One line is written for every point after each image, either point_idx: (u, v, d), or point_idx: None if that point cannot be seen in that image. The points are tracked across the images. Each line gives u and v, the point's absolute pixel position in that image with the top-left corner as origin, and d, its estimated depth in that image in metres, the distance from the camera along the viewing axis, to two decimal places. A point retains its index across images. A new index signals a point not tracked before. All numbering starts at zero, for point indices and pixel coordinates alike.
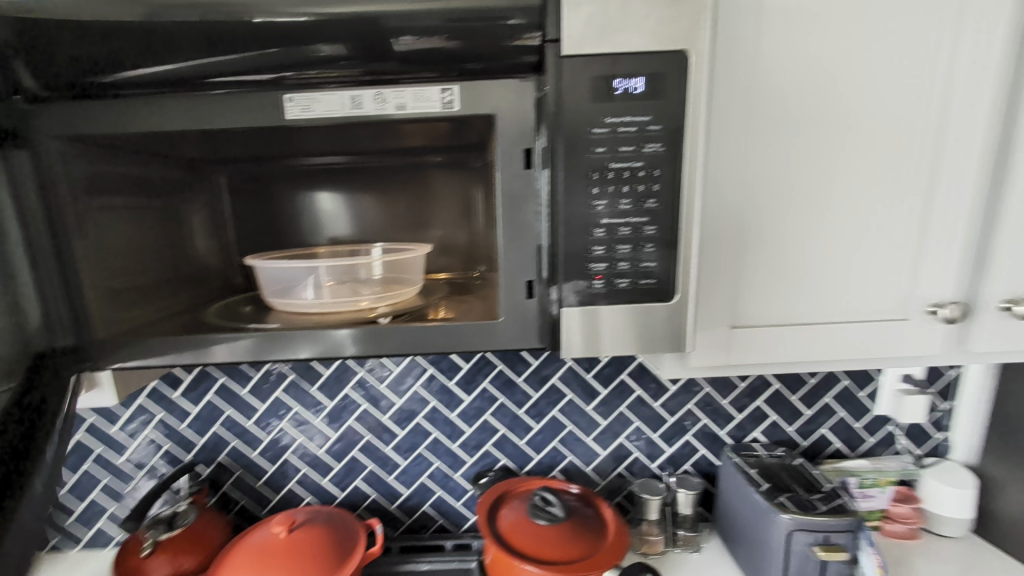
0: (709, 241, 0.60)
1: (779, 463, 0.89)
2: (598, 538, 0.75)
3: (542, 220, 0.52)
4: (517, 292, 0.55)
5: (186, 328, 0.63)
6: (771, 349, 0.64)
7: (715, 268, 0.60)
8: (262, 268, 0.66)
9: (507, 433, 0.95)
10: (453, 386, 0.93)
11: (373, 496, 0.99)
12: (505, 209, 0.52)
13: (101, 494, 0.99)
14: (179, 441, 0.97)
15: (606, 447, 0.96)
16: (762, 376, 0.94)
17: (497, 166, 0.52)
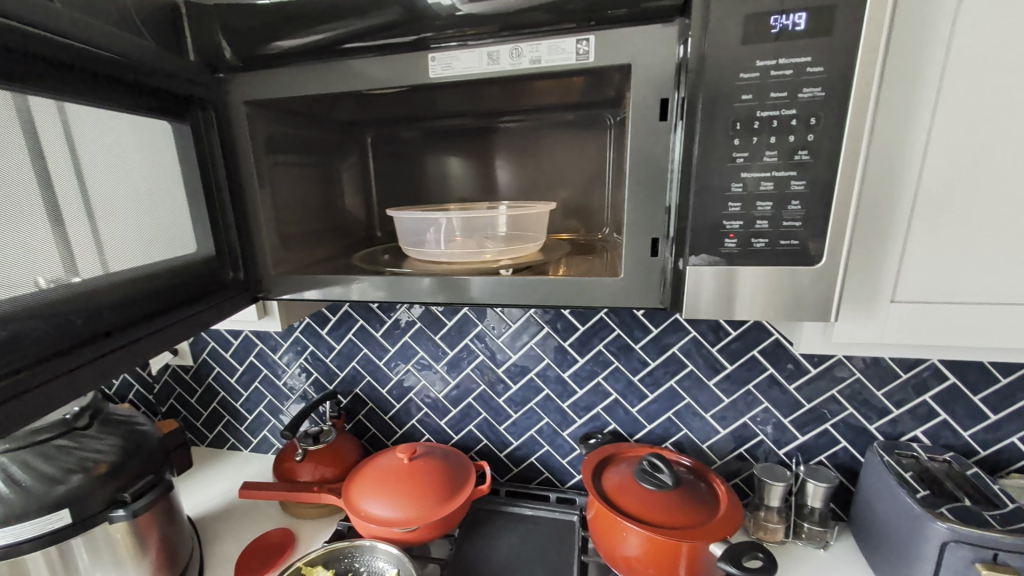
0: (882, 193, 0.48)
1: (945, 470, 0.77)
2: (707, 511, 0.73)
3: (675, 175, 0.50)
4: (642, 248, 0.54)
5: (331, 270, 0.72)
6: (951, 334, 0.50)
7: (887, 227, 0.49)
8: (399, 218, 0.72)
9: (619, 399, 0.96)
10: (567, 346, 0.95)
11: (485, 442, 1.06)
12: (635, 163, 0.51)
13: (267, 408, 1.18)
14: (325, 372, 1.11)
15: (726, 426, 0.92)
16: (933, 369, 0.81)
17: (630, 119, 0.51)
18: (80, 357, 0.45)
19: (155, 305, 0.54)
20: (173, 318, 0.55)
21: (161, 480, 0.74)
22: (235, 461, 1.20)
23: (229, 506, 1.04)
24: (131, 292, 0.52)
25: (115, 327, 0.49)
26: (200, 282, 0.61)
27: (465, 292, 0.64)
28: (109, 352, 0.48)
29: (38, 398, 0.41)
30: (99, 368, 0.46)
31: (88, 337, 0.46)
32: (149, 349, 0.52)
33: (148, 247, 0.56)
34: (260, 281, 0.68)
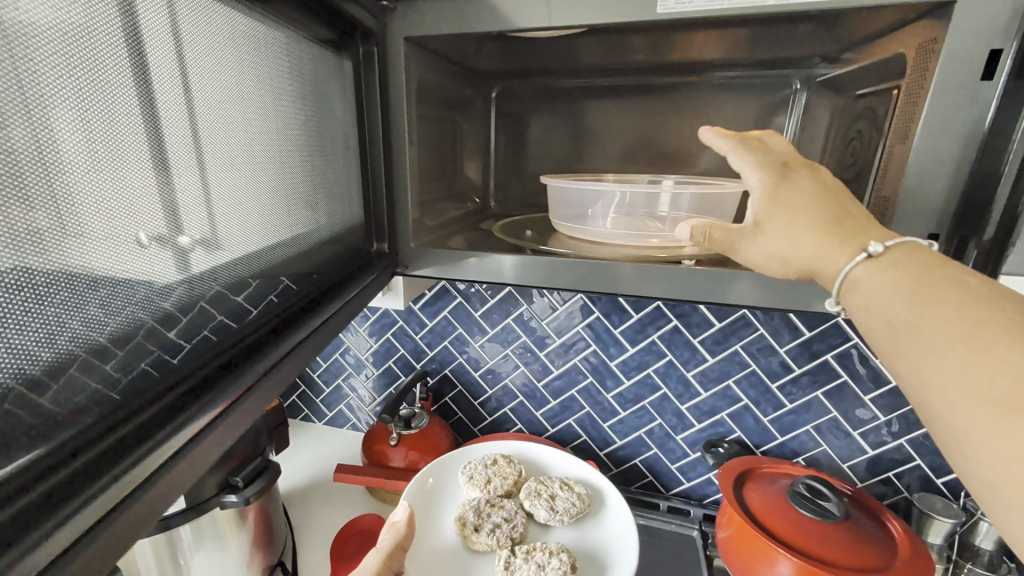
0: None
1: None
2: (884, 552, 0.63)
3: (986, 153, 0.39)
4: (912, 246, 0.42)
5: (467, 245, 0.62)
6: None
7: None
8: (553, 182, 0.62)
9: (750, 406, 0.85)
10: (697, 344, 0.85)
11: (584, 438, 0.97)
12: (926, 137, 0.40)
13: (345, 381, 1.11)
14: (413, 349, 1.04)
15: (875, 447, 0.81)
16: None
17: (929, 79, 0.39)
18: (248, 376, 0.38)
19: (292, 294, 0.45)
20: (327, 313, 0.48)
21: (270, 464, 0.68)
22: (311, 434, 1.15)
23: (312, 484, 0.99)
24: (260, 276, 0.42)
25: (263, 329, 0.42)
26: (328, 262, 0.51)
27: (644, 284, 0.54)
28: (248, 386, 0.38)
29: (201, 449, 0.33)
30: (274, 383, 0.40)
31: (246, 348, 0.40)
32: (288, 370, 0.42)
33: (274, 211, 0.44)
34: (399, 251, 0.60)
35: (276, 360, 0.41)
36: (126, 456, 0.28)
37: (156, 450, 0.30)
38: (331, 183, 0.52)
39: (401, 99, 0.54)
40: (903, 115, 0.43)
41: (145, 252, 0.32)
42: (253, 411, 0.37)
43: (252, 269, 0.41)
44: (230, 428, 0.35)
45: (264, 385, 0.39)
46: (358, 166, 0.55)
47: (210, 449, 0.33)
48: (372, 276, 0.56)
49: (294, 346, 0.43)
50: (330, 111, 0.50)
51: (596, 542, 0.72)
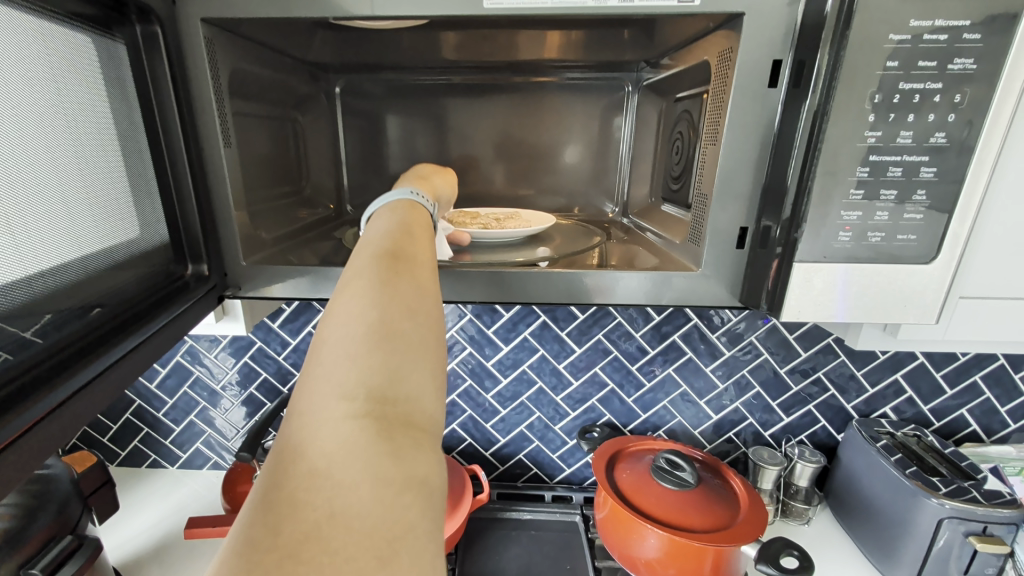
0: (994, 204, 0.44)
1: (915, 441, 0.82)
2: (730, 508, 0.71)
3: (778, 153, 0.44)
4: (728, 240, 0.47)
5: (315, 257, 0.57)
6: (1002, 330, 0.49)
7: (987, 236, 0.45)
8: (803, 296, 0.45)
9: (616, 389, 0.90)
10: (565, 336, 0.87)
11: (469, 441, 0.95)
12: (733, 135, 0.44)
13: (199, 416, 0.96)
14: (276, 372, 0.92)
15: (718, 412, 0.90)
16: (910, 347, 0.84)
17: (730, 82, 0.43)
18: (8, 428, 0.27)
19: (91, 322, 0.36)
20: (140, 335, 0.40)
21: (85, 540, 0.58)
22: (160, 482, 0.98)
23: (162, 545, 0.84)
24: (48, 307, 0.33)
25: (53, 360, 0.32)
26: (139, 283, 0.43)
27: (502, 290, 0.52)
28: (41, 416, 0.29)
29: None
30: (55, 429, 0.30)
31: (24, 383, 0.30)
32: (95, 406, 0.34)
33: (51, 231, 0.35)
34: (228, 272, 0.53)
35: (77, 390, 0.33)
36: None
37: None
38: (123, 188, 0.42)
39: (208, 99, 0.48)
40: (712, 116, 0.47)
41: None
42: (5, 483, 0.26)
43: (29, 296, 0.32)
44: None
45: (25, 446, 0.28)
46: (152, 165, 0.45)
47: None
48: (192, 298, 0.47)
49: (96, 375, 0.34)
50: (110, 98, 0.41)
51: (472, 240, 0.59)
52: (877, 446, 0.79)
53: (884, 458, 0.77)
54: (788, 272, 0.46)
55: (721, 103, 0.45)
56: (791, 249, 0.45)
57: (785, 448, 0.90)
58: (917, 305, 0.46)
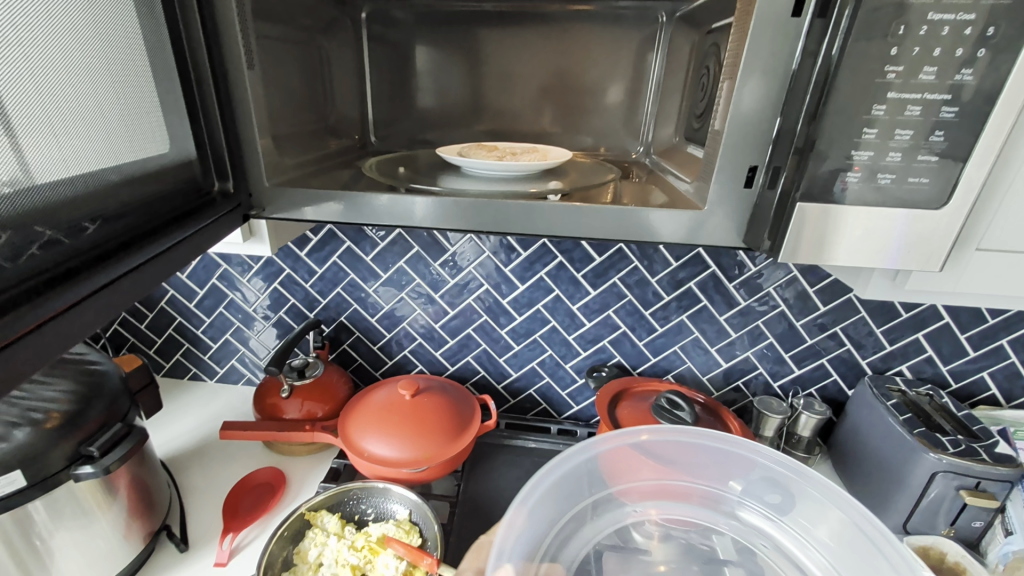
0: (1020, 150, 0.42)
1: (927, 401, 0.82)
2: None
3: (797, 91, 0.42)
4: (737, 178, 0.47)
5: (334, 182, 0.59)
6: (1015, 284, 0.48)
7: (1007, 184, 0.44)
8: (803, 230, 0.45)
9: (628, 332, 0.92)
10: (581, 278, 0.88)
11: (482, 374, 0.99)
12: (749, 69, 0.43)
13: (234, 336, 1.03)
14: (305, 298, 0.95)
15: (728, 360, 0.92)
16: (934, 307, 0.82)
17: (753, 9, 0.42)
18: (49, 304, 0.32)
19: (126, 222, 0.40)
20: (165, 243, 0.43)
21: (134, 429, 0.65)
22: (200, 393, 1.06)
23: (200, 446, 0.94)
24: (91, 207, 0.37)
25: (92, 251, 0.36)
26: (172, 193, 0.46)
27: (510, 220, 0.53)
28: (79, 296, 0.34)
29: (20, 352, 0.30)
30: (90, 310, 0.35)
31: (62, 271, 0.34)
32: (130, 294, 0.39)
33: (85, 140, 0.37)
34: (252, 192, 0.56)
35: (113, 277, 0.37)
36: None
37: None
38: (156, 109, 0.45)
39: (229, 19, 0.48)
40: (735, 48, 0.45)
41: None
42: (49, 349, 0.31)
43: (69, 197, 0.36)
44: (35, 350, 0.30)
45: (65, 321, 0.33)
46: (179, 83, 0.47)
47: (28, 356, 0.30)
48: (220, 212, 0.51)
49: (125, 273, 0.38)
50: (143, 23, 0.43)
51: (487, 174, 0.60)
52: (885, 403, 0.80)
53: (892, 416, 0.77)
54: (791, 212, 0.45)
55: (743, 35, 0.43)
56: (795, 189, 0.44)
57: (792, 399, 0.91)
58: (924, 252, 0.46)
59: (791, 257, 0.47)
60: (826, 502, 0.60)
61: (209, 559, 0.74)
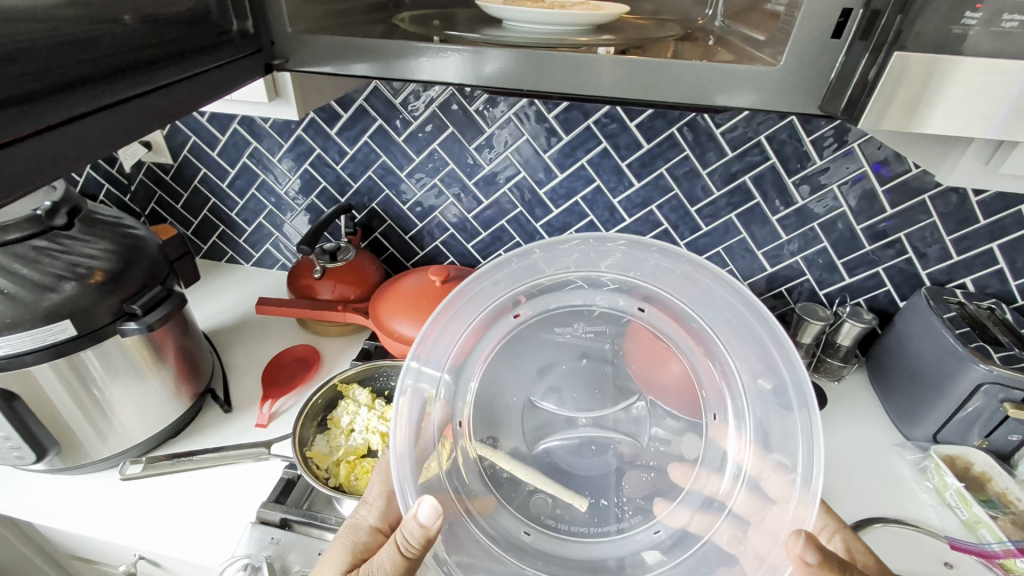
0: None
1: (986, 315, 0.77)
2: None
3: None
4: (825, 25, 0.41)
5: (363, 33, 0.54)
6: None
7: None
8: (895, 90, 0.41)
9: (669, 230, 0.87)
10: (625, 169, 0.82)
11: None
12: None
13: (268, 219, 1.03)
14: (337, 181, 0.93)
15: (774, 264, 0.87)
16: (1018, 214, 0.74)
17: None
18: (52, 112, 0.31)
19: (134, 44, 0.38)
20: (180, 73, 0.41)
21: (172, 292, 0.68)
22: (238, 274, 1.09)
23: (241, 321, 0.97)
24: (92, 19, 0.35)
25: (100, 66, 0.35)
26: (187, 22, 0.43)
27: (555, 78, 0.48)
28: (84, 112, 0.33)
29: (24, 156, 0.29)
30: (95, 127, 0.34)
31: (69, 79, 0.32)
32: (140, 120, 0.37)
33: None
34: (275, 40, 0.51)
35: (120, 99, 0.36)
36: None
37: None
38: None
39: None
40: None
41: None
42: (54, 159, 0.31)
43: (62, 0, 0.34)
44: (40, 158, 0.30)
45: (68, 134, 0.32)
46: None
47: (34, 163, 0.30)
48: (241, 55, 0.48)
49: (134, 96, 0.37)
50: None
51: (533, 29, 0.54)
52: (940, 315, 0.75)
53: (946, 329, 0.72)
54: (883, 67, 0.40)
55: None
56: (892, 38, 0.39)
57: (837, 308, 0.87)
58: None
59: (871, 123, 0.43)
60: (795, 417, 0.48)
61: (252, 420, 0.79)
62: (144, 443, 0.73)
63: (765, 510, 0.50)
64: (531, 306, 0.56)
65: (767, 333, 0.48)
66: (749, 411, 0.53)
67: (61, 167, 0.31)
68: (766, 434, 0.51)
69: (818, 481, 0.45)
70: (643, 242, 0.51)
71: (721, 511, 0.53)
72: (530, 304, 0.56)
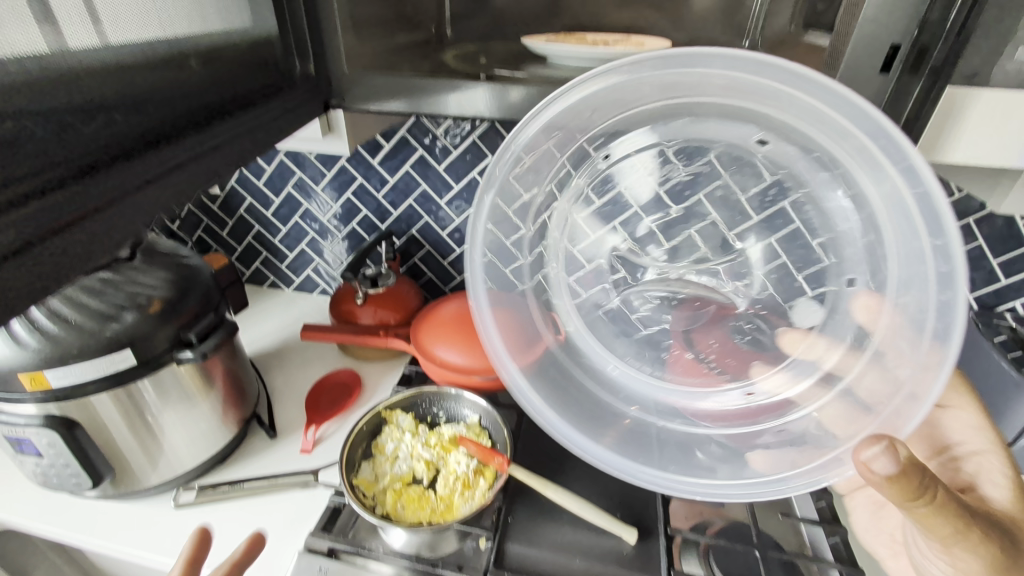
0: None
1: None
2: None
3: None
4: (873, 63, 0.42)
5: (417, 73, 0.56)
6: None
7: None
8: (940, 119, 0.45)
9: None
10: None
11: None
12: None
13: (309, 246, 1.05)
14: (376, 209, 0.95)
15: None
16: None
17: None
18: (140, 168, 0.33)
19: (204, 97, 0.40)
20: (246, 116, 0.43)
21: (224, 322, 0.70)
22: (279, 300, 1.11)
23: (283, 346, 0.99)
24: (161, 76, 0.37)
25: (176, 120, 0.37)
26: (253, 71, 0.46)
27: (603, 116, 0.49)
28: (170, 166, 0.35)
29: (119, 213, 0.31)
30: (180, 178, 0.35)
31: (148, 136, 0.34)
32: (222, 166, 0.39)
33: (132, 12, 0.36)
34: (333, 81, 0.53)
35: (198, 149, 0.37)
36: (39, 207, 0.27)
37: (56, 214, 0.28)
38: None
39: None
40: None
41: (4, 38, 0.27)
42: (147, 211, 0.33)
43: (133, 58, 0.36)
44: (133, 213, 0.32)
45: (156, 186, 0.34)
46: None
47: (129, 217, 0.31)
48: (300, 92, 0.50)
49: (214, 143, 0.39)
50: None
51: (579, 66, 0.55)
52: (991, 339, 0.72)
53: (998, 353, 0.69)
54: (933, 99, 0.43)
55: None
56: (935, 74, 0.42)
57: None
58: None
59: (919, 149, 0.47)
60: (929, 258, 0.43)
61: (296, 446, 0.80)
62: (191, 470, 0.74)
63: (888, 391, 0.49)
64: (600, 150, 0.55)
65: (907, 178, 0.42)
66: (886, 230, 0.48)
67: (155, 218, 0.33)
68: (891, 279, 0.49)
69: (955, 340, 0.42)
70: (787, 73, 0.41)
71: (839, 385, 0.55)
72: (612, 151, 0.56)
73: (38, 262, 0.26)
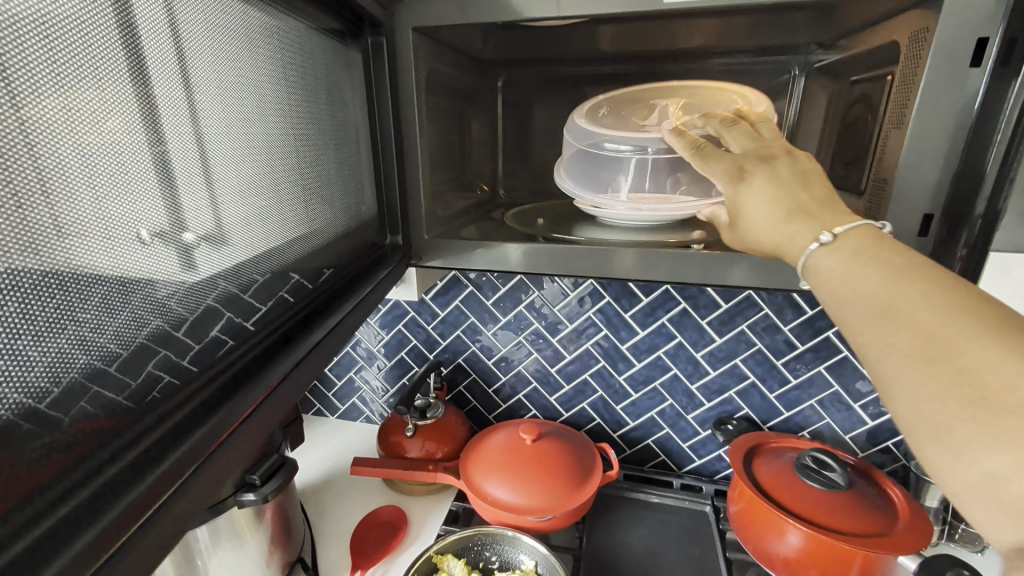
0: None
1: None
2: (885, 518, 0.65)
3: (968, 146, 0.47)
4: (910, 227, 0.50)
5: (484, 231, 0.64)
6: None
7: None
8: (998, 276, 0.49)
9: (757, 383, 0.86)
10: (706, 325, 0.85)
11: (598, 421, 0.96)
12: (921, 122, 0.47)
13: (357, 374, 1.09)
14: (426, 340, 1.00)
15: (875, 418, 0.83)
16: None
17: (923, 66, 0.46)
18: (256, 390, 0.38)
19: (305, 300, 0.47)
20: (339, 313, 0.50)
21: (286, 461, 0.70)
22: (324, 428, 1.13)
23: (328, 478, 0.99)
24: (281, 281, 0.44)
25: (281, 334, 0.43)
26: (346, 263, 0.54)
27: (655, 269, 0.56)
28: (279, 379, 0.40)
29: (240, 436, 0.35)
30: (286, 391, 0.40)
31: (256, 359, 0.40)
32: (314, 368, 0.44)
33: (261, 202, 0.42)
34: (412, 244, 0.64)
35: (299, 359, 0.43)
36: (175, 450, 0.31)
37: (195, 455, 0.31)
38: (340, 177, 0.54)
39: (410, 101, 0.59)
40: (898, 100, 0.50)
41: (146, 248, 0.31)
42: (261, 427, 0.37)
43: (255, 260, 0.41)
44: (250, 435, 0.36)
45: (269, 405, 0.38)
46: (368, 161, 0.59)
47: (249, 439, 0.36)
48: (383, 272, 0.59)
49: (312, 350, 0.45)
50: (327, 99, 0.51)
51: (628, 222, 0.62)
52: None
53: None
54: (984, 257, 0.49)
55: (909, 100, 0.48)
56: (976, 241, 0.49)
57: None
58: None
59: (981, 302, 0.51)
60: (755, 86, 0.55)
61: None
62: None
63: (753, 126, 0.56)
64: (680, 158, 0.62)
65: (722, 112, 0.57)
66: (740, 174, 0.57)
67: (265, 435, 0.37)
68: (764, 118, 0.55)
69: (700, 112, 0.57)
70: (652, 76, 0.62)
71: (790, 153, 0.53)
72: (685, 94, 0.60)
73: (179, 504, 0.30)
